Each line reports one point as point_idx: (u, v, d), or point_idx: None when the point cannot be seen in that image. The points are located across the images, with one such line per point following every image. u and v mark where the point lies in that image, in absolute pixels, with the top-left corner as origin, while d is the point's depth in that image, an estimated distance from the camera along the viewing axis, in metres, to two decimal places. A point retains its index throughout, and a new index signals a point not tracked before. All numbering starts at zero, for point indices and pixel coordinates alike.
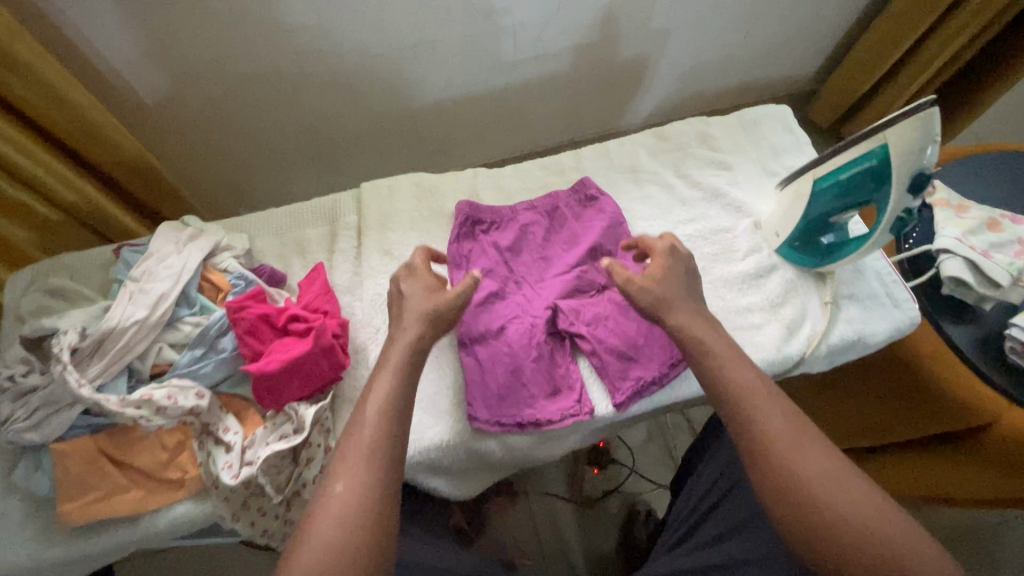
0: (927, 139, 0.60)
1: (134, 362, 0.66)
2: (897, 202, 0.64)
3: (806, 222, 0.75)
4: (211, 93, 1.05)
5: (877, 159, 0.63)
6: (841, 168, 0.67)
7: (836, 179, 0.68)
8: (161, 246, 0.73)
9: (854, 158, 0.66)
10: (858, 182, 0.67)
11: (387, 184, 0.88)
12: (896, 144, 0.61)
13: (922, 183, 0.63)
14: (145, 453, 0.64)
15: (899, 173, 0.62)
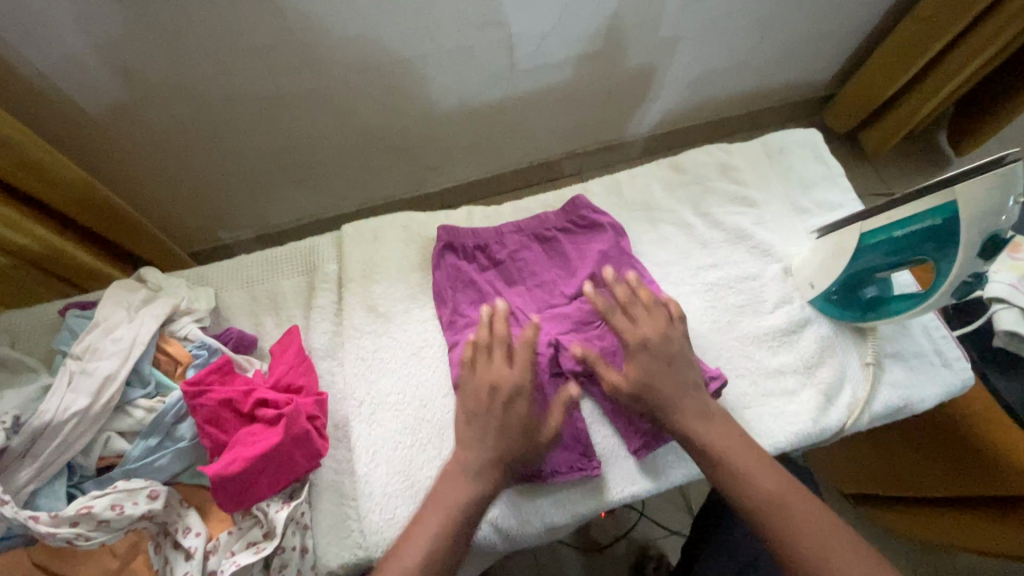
0: (1007, 197, 0.52)
1: (76, 457, 0.57)
2: (965, 265, 0.55)
3: (845, 277, 0.66)
4: (175, 117, 0.94)
5: (943, 217, 0.55)
6: (897, 225, 0.58)
7: (889, 235, 0.59)
8: (109, 313, 0.64)
9: (912, 215, 0.57)
10: (916, 241, 0.58)
11: (371, 227, 0.79)
12: (968, 203, 0.53)
13: (994, 246, 0.54)
14: (92, 564, 0.54)
15: (969, 233, 0.54)
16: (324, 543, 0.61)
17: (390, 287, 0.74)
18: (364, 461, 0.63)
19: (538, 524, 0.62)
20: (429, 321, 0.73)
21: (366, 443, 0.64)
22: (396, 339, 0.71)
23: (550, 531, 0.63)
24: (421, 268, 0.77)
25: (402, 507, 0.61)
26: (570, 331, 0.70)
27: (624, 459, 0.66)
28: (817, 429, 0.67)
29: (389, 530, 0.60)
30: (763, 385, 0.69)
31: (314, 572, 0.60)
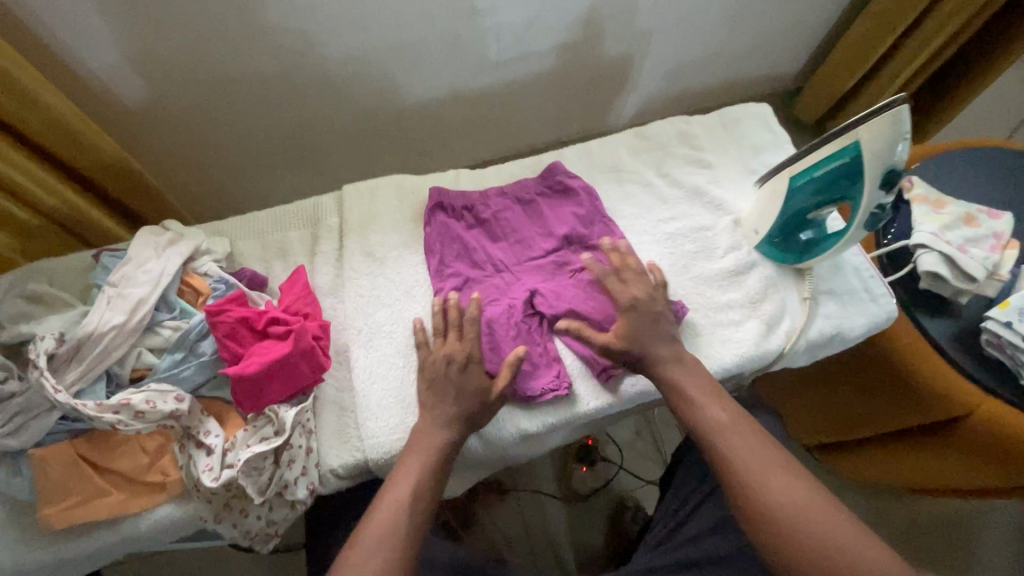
0: (898, 137, 0.61)
1: (114, 366, 0.66)
2: (871, 196, 0.66)
3: (784, 220, 0.76)
4: (192, 96, 1.04)
5: (851, 156, 0.65)
6: (818, 167, 0.69)
7: (812, 176, 0.70)
8: (140, 250, 0.73)
9: (829, 158, 0.68)
10: (833, 179, 0.69)
11: (369, 185, 0.89)
12: (867, 142, 0.63)
13: (893, 179, 0.64)
14: (125, 457, 0.64)
15: (872, 168, 0.64)
16: (326, 446, 0.70)
17: (385, 236, 0.84)
18: (362, 379, 0.73)
19: (513, 430, 0.72)
20: (419, 266, 0.82)
21: (364, 363, 0.74)
22: (391, 280, 0.80)
23: (524, 439, 0.72)
24: (414, 221, 0.86)
25: (396, 416, 0.71)
26: (546, 281, 0.80)
27: (590, 378, 0.75)
28: (759, 353, 0.76)
29: (383, 435, 0.69)
30: (713, 317, 0.79)
31: (318, 469, 0.69)
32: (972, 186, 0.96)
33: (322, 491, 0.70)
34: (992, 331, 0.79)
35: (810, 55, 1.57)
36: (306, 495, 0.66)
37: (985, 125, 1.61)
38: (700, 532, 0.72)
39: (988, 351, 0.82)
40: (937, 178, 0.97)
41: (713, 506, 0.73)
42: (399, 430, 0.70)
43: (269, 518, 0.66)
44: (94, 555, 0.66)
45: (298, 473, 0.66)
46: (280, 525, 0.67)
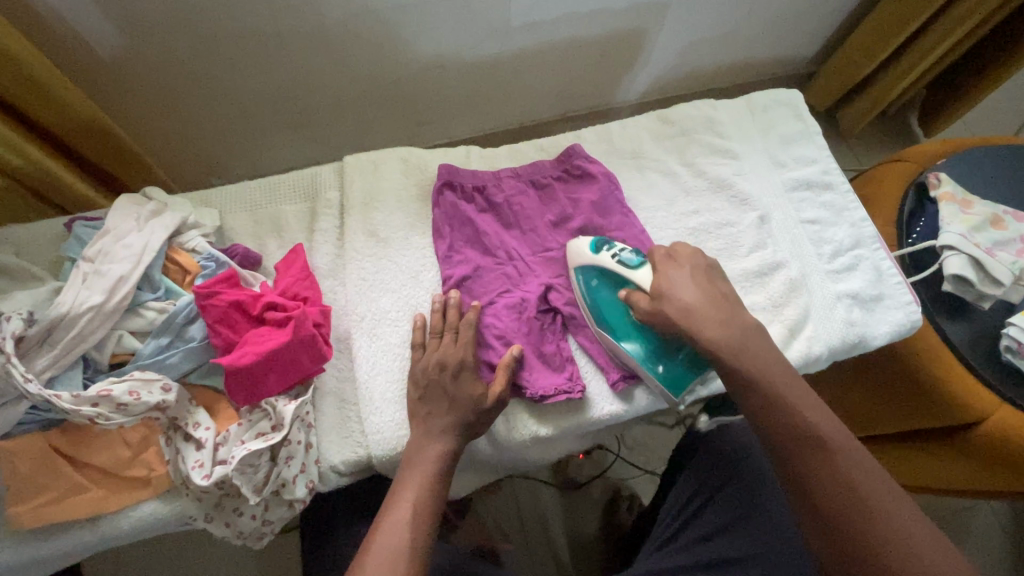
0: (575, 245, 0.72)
1: (90, 350, 0.60)
2: (626, 275, 0.68)
3: (641, 343, 0.68)
4: (171, 49, 0.94)
5: (588, 277, 0.70)
6: (589, 306, 0.70)
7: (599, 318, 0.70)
8: (119, 222, 0.66)
9: (581, 293, 0.71)
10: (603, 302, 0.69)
11: (372, 158, 0.82)
12: (575, 256, 0.71)
13: (601, 245, 0.70)
14: (106, 450, 0.58)
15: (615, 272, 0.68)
16: (326, 442, 0.66)
17: (389, 215, 0.78)
18: (364, 371, 0.68)
19: (525, 432, 0.68)
20: (426, 249, 0.77)
21: (367, 355, 0.69)
22: (396, 263, 0.75)
23: (538, 441, 0.69)
24: (421, 199, 0.80)
25: (399, 411, 0.66)
26: (561, 275, 0.75)
27: (606, 379, 0.71)
28: None
29: (388, 434, 0.65)
30: None
31: (317, 466, 0.65)
32: (993, 186, 0.93)
33: (321, 488, 0.65)
34: (1013, 338, 0.78)
35: (829, 39, 1.51)
36: (305, 493, 0.62)
37: (993, 120, 1.59)
38: (710, 532, 0.71)
39: (1005, 358, 0.81)
40: (962, 177, 0.94)
41: (723, 506, 0.72)
42: (402, 427, 0.65)
43: (264, 518, 0.62)
44: (71, 554, 0.61)
45: (296, 471, 0.61)
46: (277, 525, 0.63)
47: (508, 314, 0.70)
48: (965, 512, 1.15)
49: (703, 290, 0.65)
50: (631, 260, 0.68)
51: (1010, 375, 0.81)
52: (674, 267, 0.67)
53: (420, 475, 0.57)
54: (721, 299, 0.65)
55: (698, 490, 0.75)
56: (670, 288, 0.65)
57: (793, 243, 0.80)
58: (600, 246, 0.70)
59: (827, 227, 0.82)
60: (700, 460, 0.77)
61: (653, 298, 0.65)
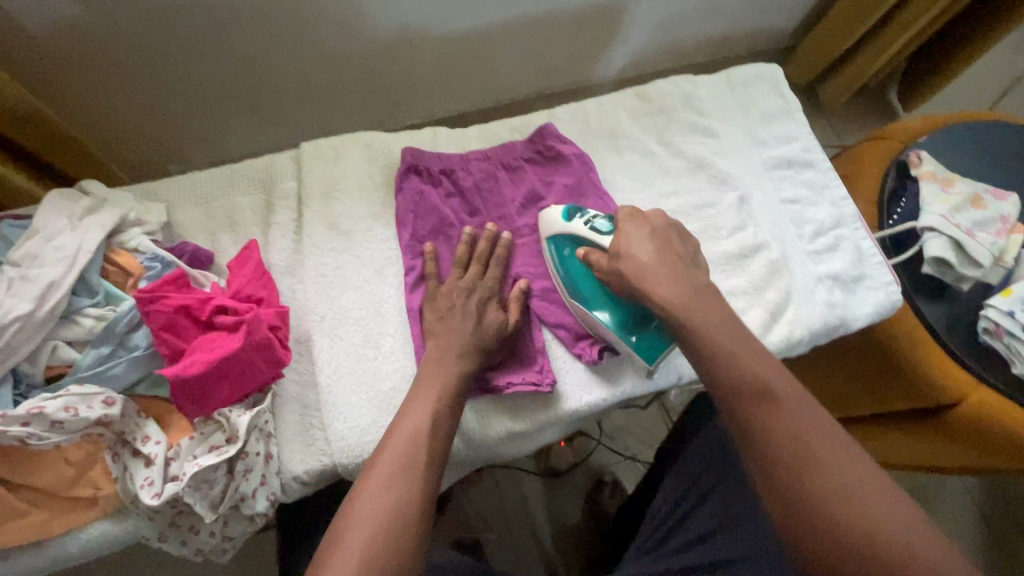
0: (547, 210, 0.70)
1: (22, 363, 0.55)
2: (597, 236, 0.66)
3: (615, 313, 0.65)
4: (110, 24, 0.86)
5: (564, 244, 0.68)
6: (562, 277, 0.68)
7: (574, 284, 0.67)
8: (49, 220, 0.60)
9: (553, 261, 0.69)
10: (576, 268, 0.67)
11: (332, 143, 0.77)
12: (547, 220, 0.69)
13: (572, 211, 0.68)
14: (45, 471, 0.54)
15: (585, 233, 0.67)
16: (289, 450, 0.62)
17: (351, 205, 0.73)
18: (326, 372, 0.64)
19: (499, 429, 0.65)
20: (391, 241, 0.72)
21: (329, 355, 0.65)
22: (359, 257, 0.70)
23: (512, 438, 0.66)
24: (385, 187, 0.75)
25: (367, 414, 0.63)
26: (533, 264, 0.72)
27: (581, 372, 0.68)
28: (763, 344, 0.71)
29: (354, 437, 0.62)
30: None
31: (280, 477, 0.61)
32: (974, 162, 0.92)
33: (285, 499, 0.62)
34: (990, 319, 0.78)
35: (811, 11, 1.46)
36: (267, 507, 0.59)
37: (971, 93, 1.58)
38: (700, 535, 0.69)
39: (982, 339, 0.80)
40: (943, 154, 0.92)
41: (711, 510, 0.70)
42: (371, 432, 0.62)
43: (224, 533, 0.59)
44: None
45: (255, 483, 0.57)
46: (239, 540, 0.59)
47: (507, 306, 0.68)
48: (936, 486, 1.17)
49: (661, 253, 0.63)
50: (603, 227, 0.66)
51: (986, 354, 0.81)
52: (635, 225, 0.65)
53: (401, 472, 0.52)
54: (676, 258, 0.63)
55: (686, 491, 0.72)
56: (627, 247, 0.63)
57: (774, 224, 0.78)
58: (573, 213, 0.68)
59: (808, 207, 0.80)
60: (688, 456, 0.74)
61: (611, 259, 0.64)
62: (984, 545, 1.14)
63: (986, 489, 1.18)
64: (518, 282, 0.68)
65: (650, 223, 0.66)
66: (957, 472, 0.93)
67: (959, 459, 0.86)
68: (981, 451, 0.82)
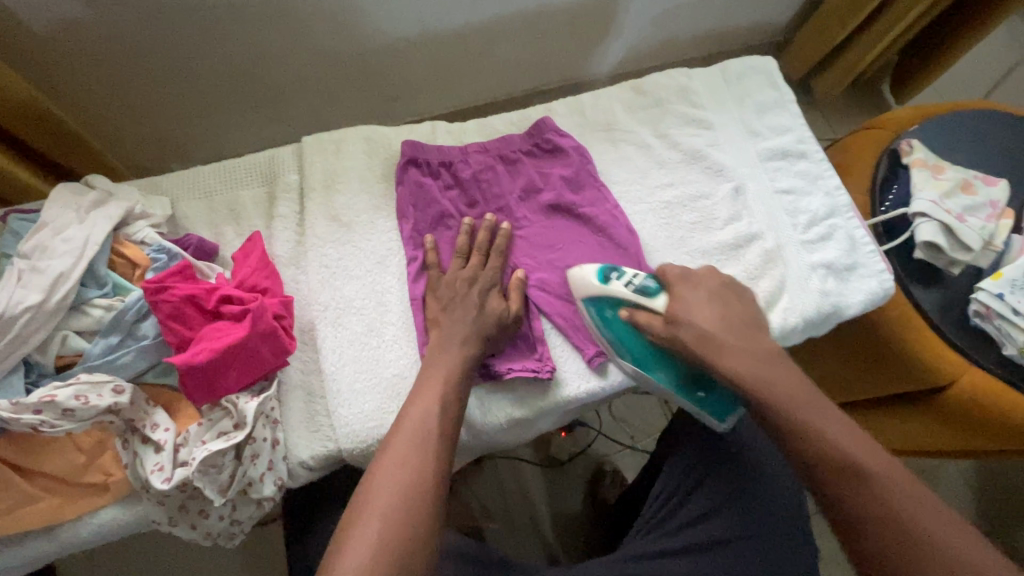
0: (580, 279, 0.68)
1: (33, 353, 0.56)
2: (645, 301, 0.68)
3: (671, 373, 0.69)
4: (112, 22, 0.87)
5: (608, 308, 0.68)
6: (610, 340, 0.68)
7: (629, 349, 0.68)
8: (57, 214, 0.61)
9: (594, 323, 0.69)
10: (625, 332, 0.68)
11: (333, 137, 0.78)
12: (587, 288, 0.68)
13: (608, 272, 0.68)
14: (57, 458, 0.55)
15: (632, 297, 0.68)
16: (294, 437, 0.64)
17: (353, 197, 0.74)
18: (331, 361, 0.66)
19: (500, 415, 0.67)
20: (392, 232, 0.74)
21: (333, 345, 0.66)
22: (361, 248, 0.72)
23: (513, 424, 0.68)
24: (385, 179, 0.77)
25: (371, 402, 0.64)
26: (532, 253, 0.73)
27: (580, 359, 0.70)
28: None
29: (359, 425, 0.63)
30: None
31: (286, 463, 0.62)
32: (964, 151, 0.93)
33: (292, 484, 0.63)
34: (980, 302, 0.79)
35: (804, 5, 1.48)
36: (275, 491, 0.60)
37: (963, 84, 1.59)
38: (702, 514, 0.68)
39: (973, 322, 0.82)
40: (934, 143, 0.94)
41: (713, 489, 0.71)
42: (375, 419, 0.63)
43: (232, 518, 0.60)
44: (30, 564, 0.58)
45: (262, 469, 0.59)
46: (246, 525, 0.61)
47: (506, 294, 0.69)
48: (933, 471, 1.19)
49: (717, 315, 0.67)
50: (647, 287, 0.68)
51: (977, 338, 0.82)
52: (689, 289, 0.68)
53: (405, 455, 0.53)
54: (733, 318, 0.67)
55: (689, 471, 0.73)
56: (685, 311, 0.66)
57: (768, 213, 0.79)
58: (609, 274, 0.68)
59: (802, 195, 0.81)
60: (686, 441, 0.76)
61: (668, 322, 0.66)
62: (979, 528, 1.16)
63: (980, 474, 1.20)
64: (514, 274, 0.69)
65: (701, 287, 0.69)
66: (953, 456, 0.94)
67: (955, 443, 0.88)
68: (977, 433, 0.83)
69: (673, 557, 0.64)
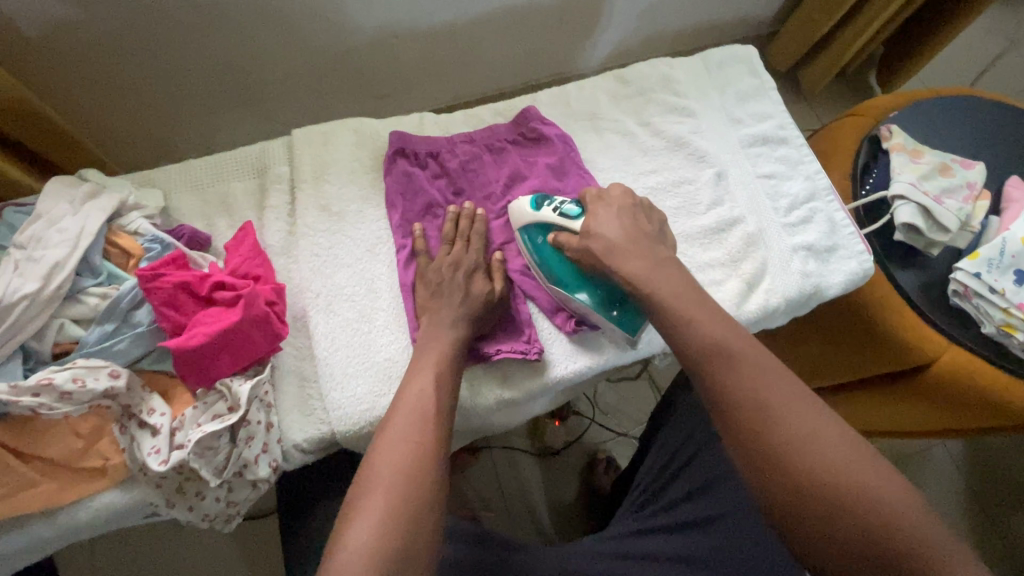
0: (516, 207, 0.72)
1: (30, 341, 0.58)
2: (563, 219, 0.69)
3: (591, 291, 0.68)
4: (103, 20, 0.88)
5: (537, 233, 0.71)
6: (537, 261, 0.71)
7: (552, 270, 0.70)
8: (51, 206, 0.63)
9: (528, 250, 0.72)
10: (549, 252, 0.70)
11: (323, 129, 0.79)
12: (518, 211, 0.71)
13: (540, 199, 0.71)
14: (56, 442, 0.56)
15: (553, 218, 0.70)
16: (289, 420, 0.65)
17: (342, 188, 0.76)
18: (323, 345, 0.67)
19: (490, 396, 0.68)
20: (382, 221, 0.75)
21: (325, 330, 0.68)
22: (351, 237, 0.73)
23: (503, 405, 0.69)
24: (375, 170, 0.78)
25: (364, 385, 0.65)
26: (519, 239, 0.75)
27: (567, 341, 0.71)
28: (740, 313, 0.74)
29: (351, 406, 0.64)
30: (695, 276, 0.76)
31: (281, 445, 0.64)
32: (943, 135, 0.95)
33: (286, 467, 0.65)
34: (959, 282, 0.81)
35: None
36: (269, 473, 0.61)
37: (949, 73, 1.61)
38: (687, 493, 0.70)
39: (953, 301, 0.84)
40: (914, 128, 0.95)
41: (695, 472, 0.71)
42: (368, 401, 0.65)
43: (229, 500, 0.61)
44: (32, 548, 0.60)
45: (258, 451, 0.60)
46: (243, 507, 0.62)
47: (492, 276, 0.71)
48: (921, 452, 1.21)
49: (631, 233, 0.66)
50: (570, 211, 0.69)
51: (956, 317, 0.84)
52: (604, 209, 0.69)
53: (395, 434, 0.55)
54: (644, 236, 0.67)
55: (673, 454, 0.74)
56: (596, 226, 0.67)
57: (751, 198, 0.81)
58: (541, 201, 0.71)
59: (783, 181, 0.83)
60: (672, 427, 0.77)
61: (583, 237, 0.67)
62: (966, 507, 1.18)
63: (968, 456, 1.22)
64: (494, 256, 0.72)
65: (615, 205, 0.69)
66: (941, 435, 0.95)
67: (943, 422, 0.90)
68: (965, 412, 0.85)
69: (653, 537, 0.68)
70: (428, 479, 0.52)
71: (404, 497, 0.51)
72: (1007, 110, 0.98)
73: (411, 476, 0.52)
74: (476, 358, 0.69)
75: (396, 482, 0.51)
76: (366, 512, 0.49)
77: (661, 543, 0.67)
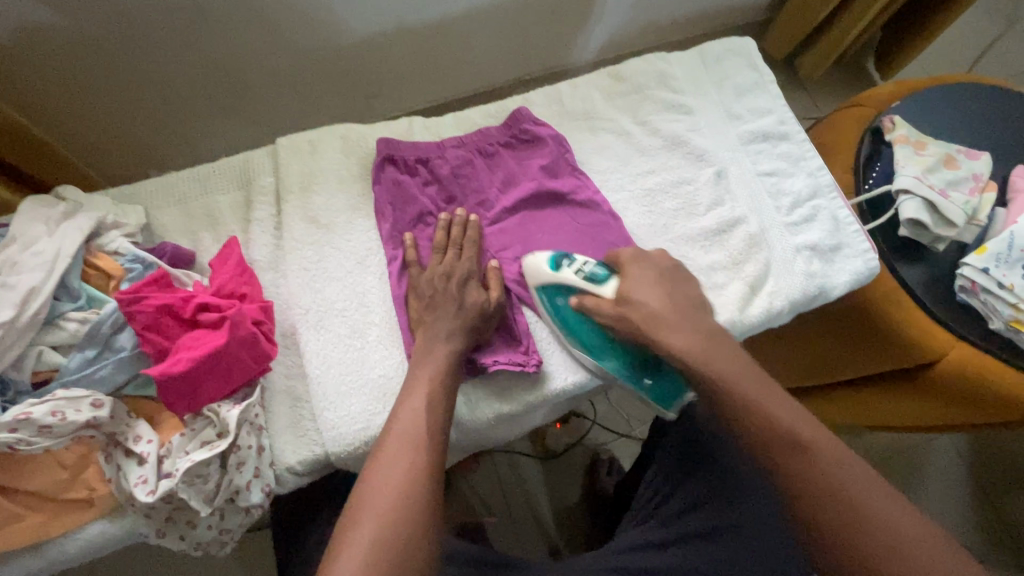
0: (533, 273, 0.68)
1: (8, 370, 0.55)
2: (587, 285, 0.67)
3: (619, 359, 0.68)
4: (78, 27, 0.85)
5: (558, 293, 0.68)
6: (559, 329, 0.68)
7: (577, 336, 0.68)
8: (26, 227, 0.60)
9: (547, 314, 0.69)
10: (569, 318, 0.68)
11: (308, 137, 0.77)
12: (535, 274, 0.68)
13: (558, 259, 0.68)
14: (37, 476, 0.54)
15: (578, 283, 0.67)
16: (281, 442, 0.63)
17: (330, 197, 0.73)
18: (314, 363, 0.65)
19: (488, 410, 0.66)
20: (371, 231, 0.73)
21: (315, 348, 0.66)
22: (340, 248, 0.71)
23: (502, 420, 0.67)
24: (363, 179, 0.76)
25: (358, 404, 0.63)
26: (514, 247, 0.73)
27: (566, 352, 0.69)
28: (742, 318, 0.72)
29: (346, 427, 0.62)
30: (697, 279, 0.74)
31: (273, 469, 0.62)
32: (947, 126, 0.93)
33: (279, 491, 0.63)
34: (966, 277, 0.79)
35: None
36: (262, 499, 0.60)
37: (947, 59, 1.58)
38: (685, 507, 0.68)
39: (960, 297, 0.82)
40: (916, 119, 0.93)
41: (692, 487, 0.70)
42: (363, 420, 0.63)
43: (222, 527, 0.59)
44: None
45: (249, 476, 0.58)
46: (236, 533, 0.60)
47: (487, 284, 0.69)
48: (922, 445, 1.20)
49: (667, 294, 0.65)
50: (596, 273, 0.67)
51: (964, 314, 0.82)
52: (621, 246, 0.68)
53: (389, 462, 0.53)
54: (686, 301, 0.65)
55: (667, 473, 0.72)
56: (631, 290, 0.65)
57: (751, 197, 0.78)
58: (560, 261, 0.67)
59: (785, 178, 0.81)
60: (666, 442, 0.76)
61: (617, 303, 0.66)
62: (968, 499, 1.17)
63: (972, 447, 1.21)
64: (488, 264, 0.70)
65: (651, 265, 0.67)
66: (948, 431, 0.94)
67: (945, 419, 0.88)
68: (970, 410, 0.83)
69: (649, 551, 0.65)
70: (422, 509, 0.50)
71: (397, 531, 0.48)
72: (1010, 99, 0.95)
73: (404, 507, 0.50)
74: (473, 372, 0.67)
75: (388, 514, 0.49)
76: (357, 548, 0.47)
77: (658, 557, 0.64)
